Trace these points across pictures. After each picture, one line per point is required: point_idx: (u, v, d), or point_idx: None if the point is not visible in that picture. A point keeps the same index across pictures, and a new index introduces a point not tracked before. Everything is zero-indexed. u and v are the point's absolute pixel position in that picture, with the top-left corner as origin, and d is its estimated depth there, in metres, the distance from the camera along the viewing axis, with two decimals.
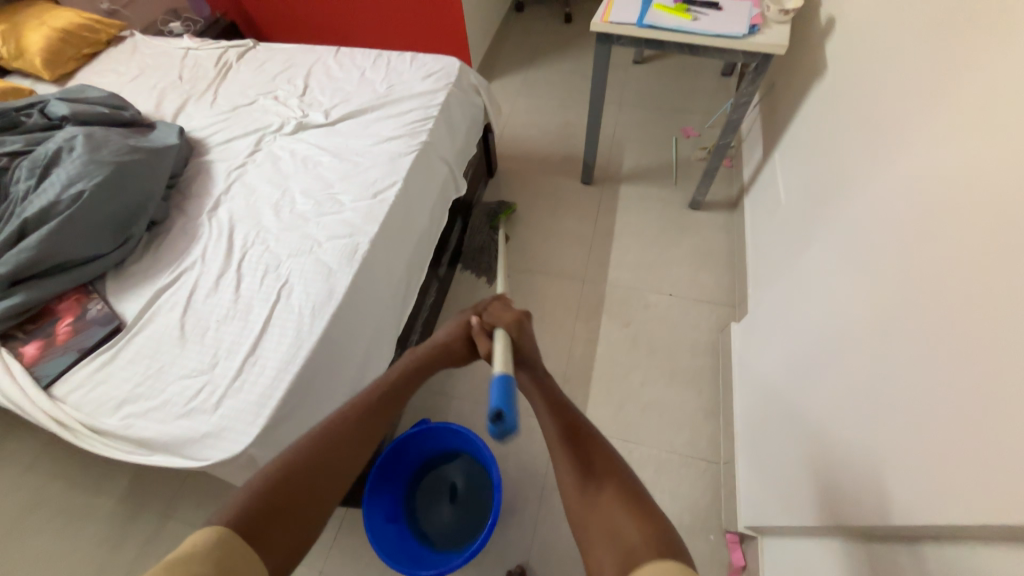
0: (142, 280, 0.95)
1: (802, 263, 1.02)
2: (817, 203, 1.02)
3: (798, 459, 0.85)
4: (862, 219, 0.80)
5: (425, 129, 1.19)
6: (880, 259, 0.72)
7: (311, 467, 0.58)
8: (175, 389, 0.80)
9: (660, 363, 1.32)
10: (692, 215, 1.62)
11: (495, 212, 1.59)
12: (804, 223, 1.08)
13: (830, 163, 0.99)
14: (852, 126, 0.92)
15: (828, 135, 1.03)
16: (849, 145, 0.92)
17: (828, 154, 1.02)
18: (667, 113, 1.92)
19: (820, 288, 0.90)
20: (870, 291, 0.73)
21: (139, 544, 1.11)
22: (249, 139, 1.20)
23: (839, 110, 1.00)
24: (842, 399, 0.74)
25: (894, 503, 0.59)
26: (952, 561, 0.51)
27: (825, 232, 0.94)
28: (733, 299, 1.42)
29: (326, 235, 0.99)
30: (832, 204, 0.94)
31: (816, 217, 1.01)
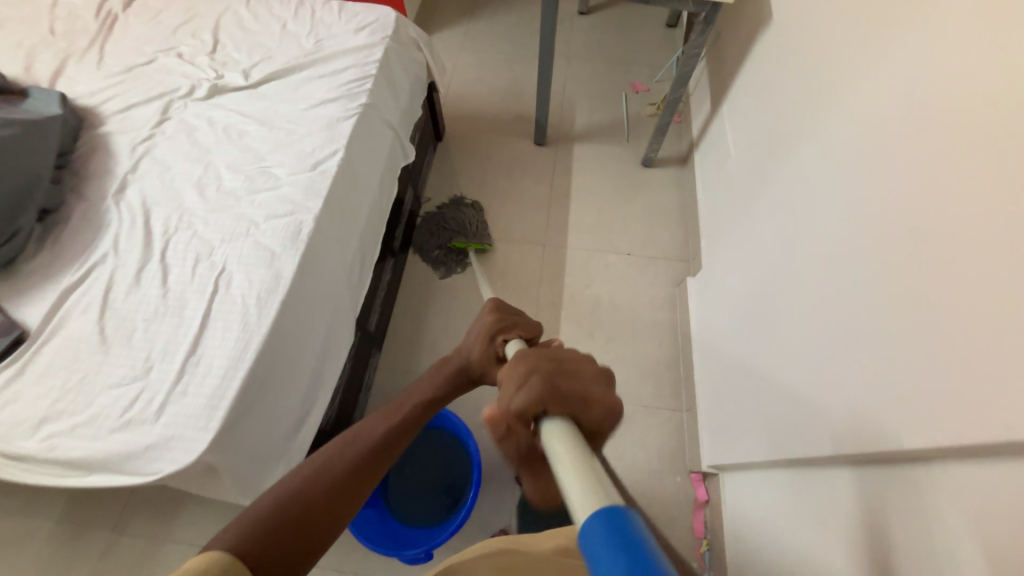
0: (42, 280, 0.81)
1: (753, 216, 1.05)
2: (766, 156, 1.04)
3: (756, 401, 0.91)
4: (810, 171, 0.83)
5: (364, 90, 1.07)
6: (828, 209, 0.75)
7: (307, 501, 0.51)
8: (105, 401, 0.70)
9: (623, 322, 1.36)
10: (645, 172, 1.63)
11: (466, 239, 1.42)
12: (752, 177, 1.11)
13: (778, 115, 1.01)
14: (799, 77, 0.93)
15: (774, 86, 1.05)
16: (796, 96, 0.93)
17: (774, 106, 1.04)
18: (616, 67, 1.88)
19: (772, 239, 0.94)
20: (819, 240, 0.77)
21: (89, 564, 1.02)
22: (154, 106, 1.03)
23: (785, 61, 1.02)
24: (794, 343, 0.80)
25: (845, 435, 0.65)
26: (902, 481, 0.58)
27: (775, 185, 0.97)
28: (687, 254, 1.47)
29: (263, 214, 0.89)
30: (781, 156, 0.96)
31: (764, 170, 1.04)
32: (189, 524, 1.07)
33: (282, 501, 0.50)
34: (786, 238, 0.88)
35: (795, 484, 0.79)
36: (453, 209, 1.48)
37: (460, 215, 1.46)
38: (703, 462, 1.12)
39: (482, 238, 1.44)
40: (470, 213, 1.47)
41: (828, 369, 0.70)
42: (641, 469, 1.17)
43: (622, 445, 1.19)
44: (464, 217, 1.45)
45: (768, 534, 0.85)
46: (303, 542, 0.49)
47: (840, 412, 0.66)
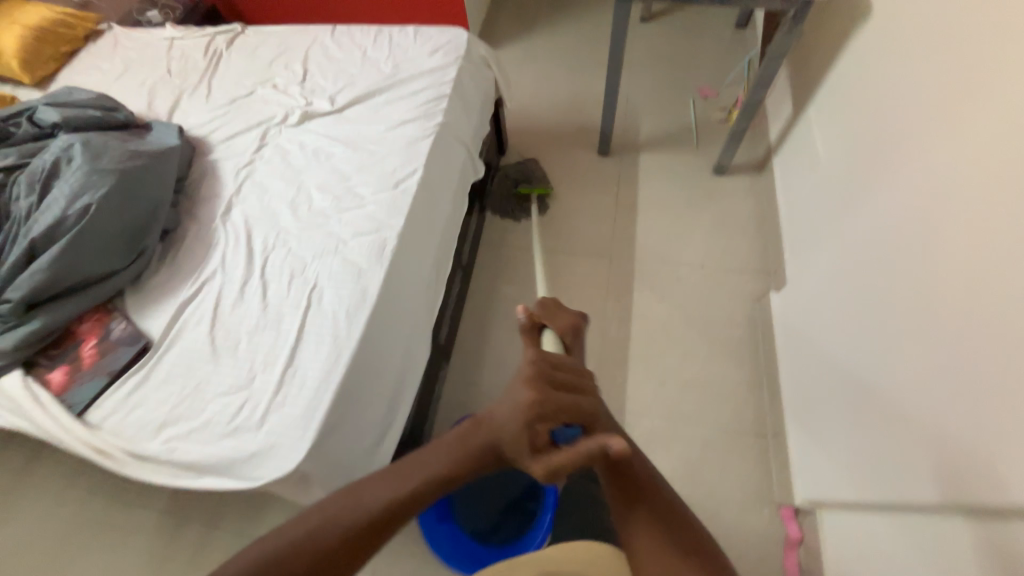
0: (162, 294, 0.90)
1: (853, 227, 0.96)
2: (865, 161, 0.96)
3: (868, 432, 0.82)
4: (926, 178, 0.75)
5: (440, 110, 1.11)
6: (959, 221, 0.67)
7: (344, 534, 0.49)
8: (216, 407, 0.76)
9: (697, 339, 1.29)
10: (717, 181, 1.55)
11: (530, 183, 1.52)
12: (849, 182, 1.02)
13: (880, 116, 0.92)
14: (908, 74, 0.85)
15: (875, 84, 0.96)
16: (904, 95, 0.85)
17: (876, 105, 0.95)
18: (682, 73, 1.82)
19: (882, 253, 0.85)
20: (944, 256, 0.69)
21: (186, 557, 1.11)
22: (254, 133, 1.13)
23: (885, 58, 0.93)
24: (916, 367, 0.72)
25: (994, 482, 0.57)
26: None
27: (881, 193, 0.88)
28: (767, 266, 1.37)
29: (350, 232, 0.93)
30: (888, 161, 0.88)
31: (866, 176, 0.95)
32: (272, 524, 1.13)
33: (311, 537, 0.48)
34: (902, 252, 0.79)
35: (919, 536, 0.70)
36: (514, 168, 1.55)
37: (521, 177, 1.54)
38: (795, 495, 1.03)
39: (543, 182, 1.54)
40: (530, 175, 1.54)
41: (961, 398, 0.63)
42: (724, 498, 1.09)
43: (702, 472, 1.12)
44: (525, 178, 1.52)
45: None
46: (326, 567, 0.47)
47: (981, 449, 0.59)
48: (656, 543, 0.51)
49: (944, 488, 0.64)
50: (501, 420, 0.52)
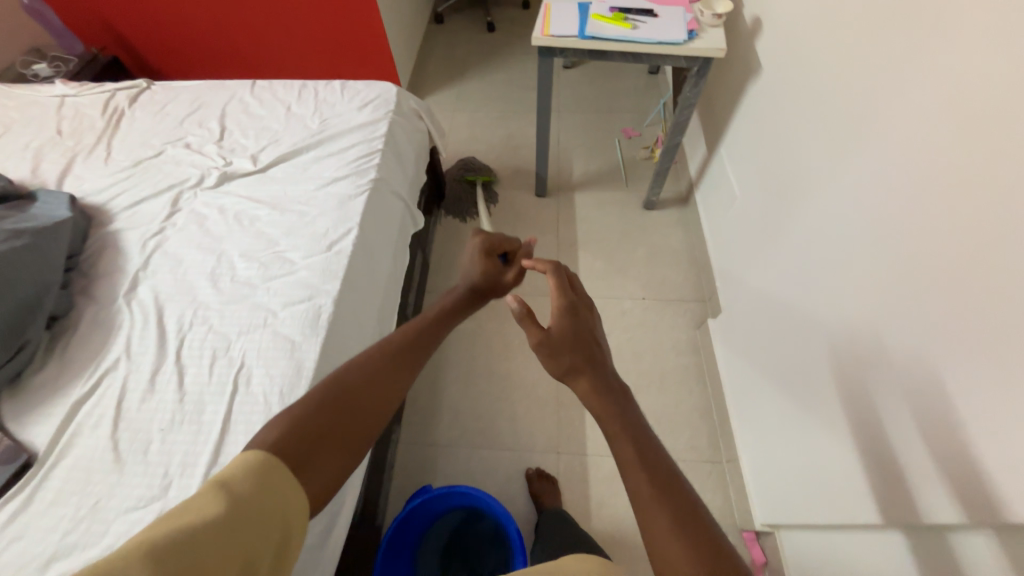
0: (51, 394, 0.76)
1: (773, 259, 1.05)
2: (777, 199, 1.06)
3: (813, 453, 0.87)
4: (835, 219, 0.84)
5: (372, 165, 1.08)
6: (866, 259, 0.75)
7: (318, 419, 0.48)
8: (122, 528, 0.65)
9: (648, 369, 1.32)
10: (648, 215, 1.65)
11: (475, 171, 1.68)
12: (764, 216, 1.12)
13: (784, 160, 1.03)
14: (803, 125, 0.96)
15: (774, 131, 1.07)
16: (801, 143, 0.96)
17: (777, 149, 1.06)
18: (605, 115, 1.94)
19: (802, 282, 0.92)
20: (859, 288, 0.77)
21: None
22: (164, 198, 1.03)
23: (780, 108, 1.05)
24: (852, 391, 0.78)
25: (939, 499, 0.62)
26: (1002, 550, 0.55)
27: (795, 228, 0.97)
28: (701, 293, 1.46)
29: (280, 301, 0.86)
30: (796, 199, 0.97)
31: (778, 211, 1.05)
32: None
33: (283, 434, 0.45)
34: (818, 283, 0.87)
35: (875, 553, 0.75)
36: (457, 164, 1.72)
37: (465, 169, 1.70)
38: (755, 518, 1.05)
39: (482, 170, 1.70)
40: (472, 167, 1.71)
41: (898, 421, 0.69)
42: None
43: None
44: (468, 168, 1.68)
45: None
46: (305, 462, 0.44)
47: (922, 471, 0.65)
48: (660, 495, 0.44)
49: (897, 508, 0.68)
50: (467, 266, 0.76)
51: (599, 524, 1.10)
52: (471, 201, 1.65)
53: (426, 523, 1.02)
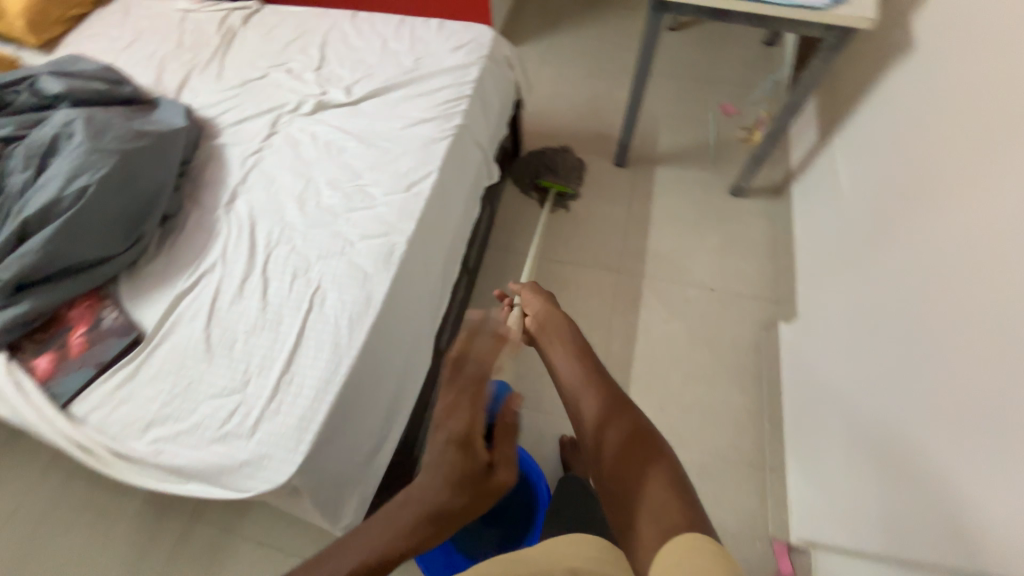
0: (159, 283, 0.86)
1: (870, 271, 0.94)
2: (887, 204, 0.93)
3: (868, 483, 0.80)
4: (959, 233, 0.72)
5: (459, 111, 1.06)
6: (983, 281, 0.65)
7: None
8: (208, 410, 0.73)
9: (703, 362, 1.27)
10: (733, 202, 1.52)
11: (561, 173, 1.48)
12: (871, 220, 0.99)
13: (908, 158, 0.89)
14: (942, 118, 0.82)
15: (905, 121, 0.93)
16: (935, 140, 0.83)
17: (902, 144, 0.92)
18: (706, 86, 1.78)
19: (902, 298, 0.82)
20: (968, 313, 0.67)
21: (167, 545, 1.11)
22: (264, 119, 1.08)
23: (919, 97, 0.90)
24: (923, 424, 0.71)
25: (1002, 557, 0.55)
26: None
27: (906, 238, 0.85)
28: (778, 293, 1.35)
29: (358, 233, 0.90)
30: (912, 205, 0.85)
31: (889, 215, 0.92)
32: (257, 522, 1.12)
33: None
34: (918, 301, 0.77)
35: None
36: (555, 152, 1.51)
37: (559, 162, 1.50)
38: (791, 532, 1.01)
39: (567, 180, 1.48)
40: (567, 166, 1.50)
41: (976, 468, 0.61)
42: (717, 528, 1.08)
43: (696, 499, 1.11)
44: (558, 167, 1.48)
45: None
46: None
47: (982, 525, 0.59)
48: (606, 420, 0.57)
49: (947, 555, 0.63)
50: (433, 455, 0.50)
51: None
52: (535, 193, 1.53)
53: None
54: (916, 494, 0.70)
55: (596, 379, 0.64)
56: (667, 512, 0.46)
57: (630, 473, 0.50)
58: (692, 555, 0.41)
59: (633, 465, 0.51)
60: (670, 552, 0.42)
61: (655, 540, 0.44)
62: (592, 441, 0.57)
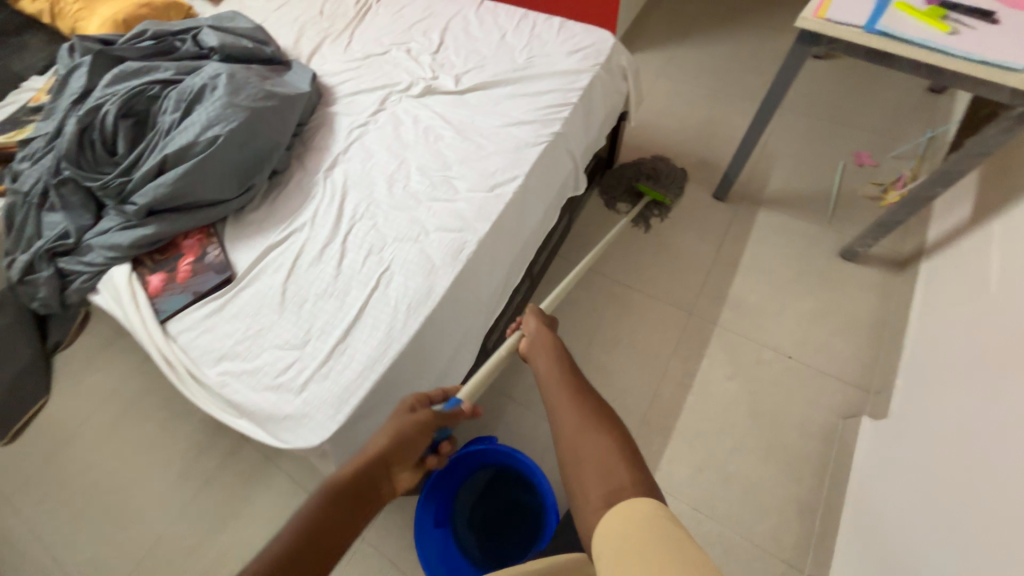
0: (256, 232, 0.95)
1: (984, 386, 0.78)
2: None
3: None
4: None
5: (559, 118, 1.04)
6: None
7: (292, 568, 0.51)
8: (270, 358, 0.80)
9: (759, 434, 1.15)
10: (842, 265, 1.34)
11: (659, 182, 1.48)
12: (1005, 329, 0.82)
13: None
14: None
15: None
16: None
17: None
18: (841, 129, 1.57)
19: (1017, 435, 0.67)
20: None
21: (218, 455, 1.26)
22: (376, 95, 1.14)
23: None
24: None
25: None
26: None
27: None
28: (870, 381, 1.18)
29: (435, 223, 0.92)
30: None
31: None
32: (292, 459, 1.23)
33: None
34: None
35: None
36: (654, 163, 1.53)
37: (657, 172, 1.50)
38: None
39: (664, 189, 1.48)
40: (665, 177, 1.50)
41: None
42: None
43: None
44: (657, 174, 1.48)
45: None
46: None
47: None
48: (567, 402, 0.64)
49: None
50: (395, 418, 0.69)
51: None
52: (628, 198, 1.49)
53: (479, 462, 1.04)
54: None
55: (563, 365, 0.72)
56: (615, 473, 0.53)
57: (583, 445, 0.58)
58: (631, 513, 0.48)
59: (588, 439, 0.58)
60: (615, 513, 0.49)
61: (600, 503, 0.51)
62: (553, 416, 0.64)
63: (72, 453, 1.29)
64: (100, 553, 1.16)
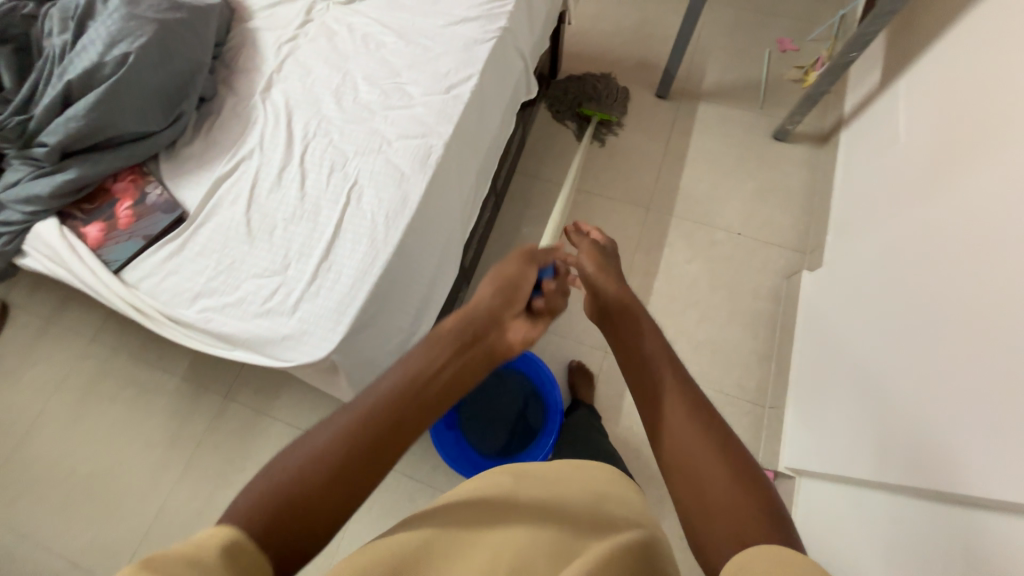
0: (198, 166, 0.87)
1: (905, 218, 0.92)
2: (936, 149, 0.90)
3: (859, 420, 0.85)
4: (1005, 175, 0.70)
5: (505, 12, 0.99)
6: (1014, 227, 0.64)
7: (400, 407, 0.46)
8: (251, 287, 0.77)
9: (719, 304, 1.29)
10: (775, 146, 1.46)
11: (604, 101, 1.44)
12: (916, 168, 0.95)
13: (971, 97, 0.84)
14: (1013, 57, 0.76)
15: (976, 61, 0.86)
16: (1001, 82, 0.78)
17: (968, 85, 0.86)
18: (765, 17, 1.64)
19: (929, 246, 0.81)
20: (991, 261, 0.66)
21: (205, 419, 1.22)
22: (299, 5, 1.03)
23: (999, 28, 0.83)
24: (926, 358, 0.74)
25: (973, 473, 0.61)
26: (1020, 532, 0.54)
27: (946, 182, 0.83)
28: (806, 244, 1.33)
29: (396, 132, 0.88)
30: (962, 154, 0.82)
31: (937, 165, 0.88)
32: (285, 407, 1.22)
33: (278, 478, 0.40)
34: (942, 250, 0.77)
35: (878, 509, 0.77)
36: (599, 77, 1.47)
37: (602, 89, 1.45)
38: (781, 462, 1.09)
39: (610, 108, 1.45)
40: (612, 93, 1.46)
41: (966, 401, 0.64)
42: None
43: None
44: (602, 94, 1.45)
45: (843, 546, 0.83)
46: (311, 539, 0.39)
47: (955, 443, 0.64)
48: (684, 406, 0.50)
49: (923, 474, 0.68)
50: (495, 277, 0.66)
51: (625, 428, 1.18)
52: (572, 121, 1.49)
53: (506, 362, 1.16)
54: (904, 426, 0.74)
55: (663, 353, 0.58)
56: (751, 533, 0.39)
57: (711, 470, 0.44)
58: (780, 558, 0.35)
59: (715, 466, 0.44)
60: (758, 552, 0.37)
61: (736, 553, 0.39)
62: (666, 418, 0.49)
63: (35, 448, 1.20)
64: (100, 536, 1.12)
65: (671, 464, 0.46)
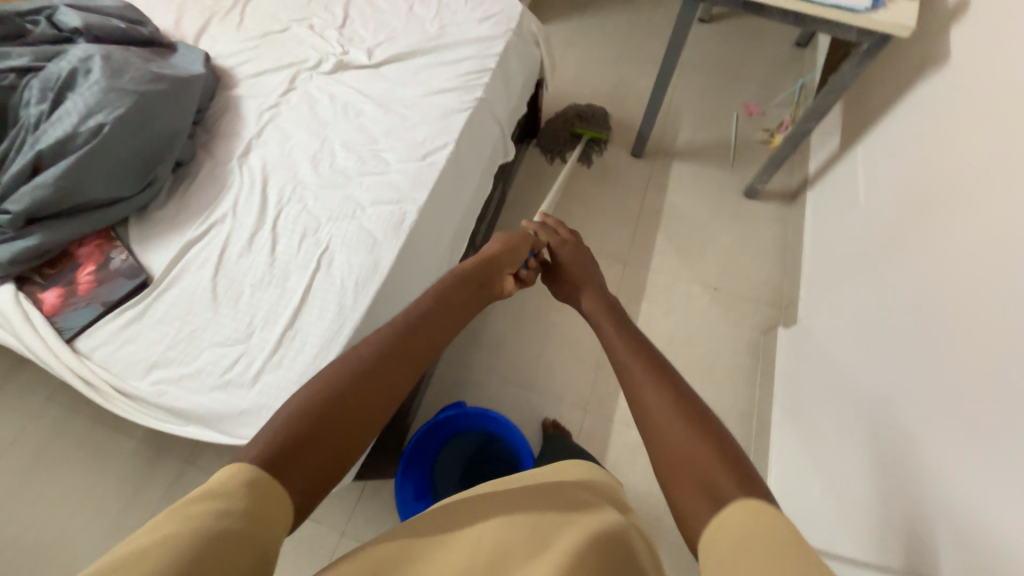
0: (168, 230, 0.86)
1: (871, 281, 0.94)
2: (896, 216, 0.93)
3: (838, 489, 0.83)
4: (958, 250, 0.72)
5: (481, 84, 1.04)
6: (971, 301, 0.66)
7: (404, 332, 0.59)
8: (211, 357, 0.74)
9: (698, 359, 1.28)
10: (746, 203, 1.51)
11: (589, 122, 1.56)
12: (878, 232, 0.98)
13: (920, 171, 0.89)
14: (956, 136, 0.81)
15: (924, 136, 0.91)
16: (946, 158, 0.82)
17: (919, 159, 0.91)
18: (732, 83, 1.75)
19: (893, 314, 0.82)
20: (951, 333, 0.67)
21: (161, 486, 1.14)
22: (283, 74, 1.07)
23: (940, 110, 0.89)
24: (896, 428, 0.73)
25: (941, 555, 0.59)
26: None
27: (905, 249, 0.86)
28: (781, 299, 1.35)
29: (370, 198, 0.89)
30: (917, 224, 0.85)
31: (897, 232, 0.91)
32: None
33: (306, 397, 0.48)
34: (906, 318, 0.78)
35: None
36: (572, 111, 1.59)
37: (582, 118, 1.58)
38: None
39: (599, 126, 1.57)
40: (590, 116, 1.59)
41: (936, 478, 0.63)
42: None
43: None
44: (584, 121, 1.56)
45: None
46: (324, 469, 0.45)
47: (924, 526, 0.63)
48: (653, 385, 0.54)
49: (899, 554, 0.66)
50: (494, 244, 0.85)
51: None
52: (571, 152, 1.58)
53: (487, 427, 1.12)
54: (880, 499, 0.72)
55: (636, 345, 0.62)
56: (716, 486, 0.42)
57: (677, 439, 0.47)
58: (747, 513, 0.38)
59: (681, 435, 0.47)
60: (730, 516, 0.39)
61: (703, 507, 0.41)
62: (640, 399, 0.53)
63: None
64: None
65: (652, 446, 0.49)
